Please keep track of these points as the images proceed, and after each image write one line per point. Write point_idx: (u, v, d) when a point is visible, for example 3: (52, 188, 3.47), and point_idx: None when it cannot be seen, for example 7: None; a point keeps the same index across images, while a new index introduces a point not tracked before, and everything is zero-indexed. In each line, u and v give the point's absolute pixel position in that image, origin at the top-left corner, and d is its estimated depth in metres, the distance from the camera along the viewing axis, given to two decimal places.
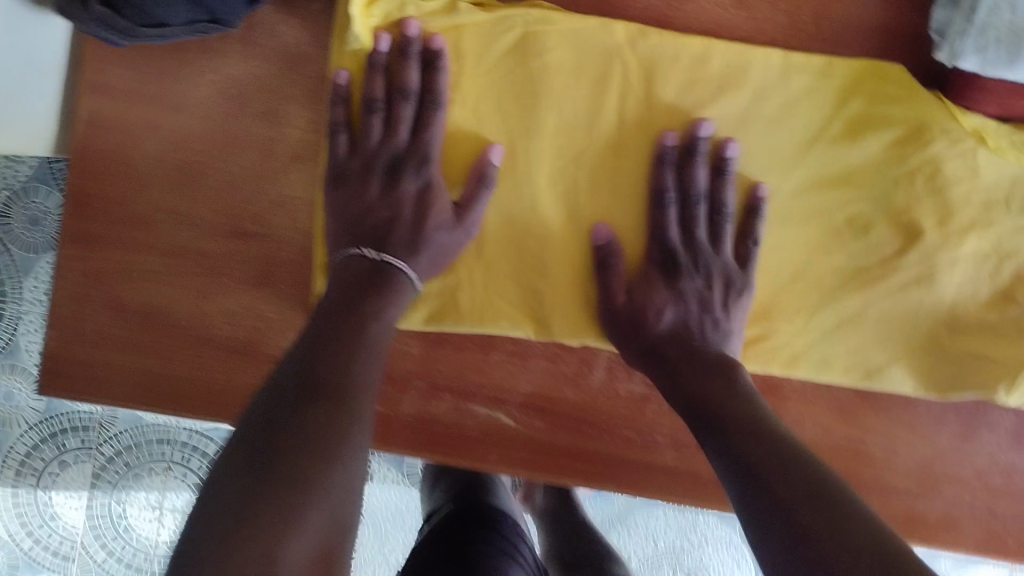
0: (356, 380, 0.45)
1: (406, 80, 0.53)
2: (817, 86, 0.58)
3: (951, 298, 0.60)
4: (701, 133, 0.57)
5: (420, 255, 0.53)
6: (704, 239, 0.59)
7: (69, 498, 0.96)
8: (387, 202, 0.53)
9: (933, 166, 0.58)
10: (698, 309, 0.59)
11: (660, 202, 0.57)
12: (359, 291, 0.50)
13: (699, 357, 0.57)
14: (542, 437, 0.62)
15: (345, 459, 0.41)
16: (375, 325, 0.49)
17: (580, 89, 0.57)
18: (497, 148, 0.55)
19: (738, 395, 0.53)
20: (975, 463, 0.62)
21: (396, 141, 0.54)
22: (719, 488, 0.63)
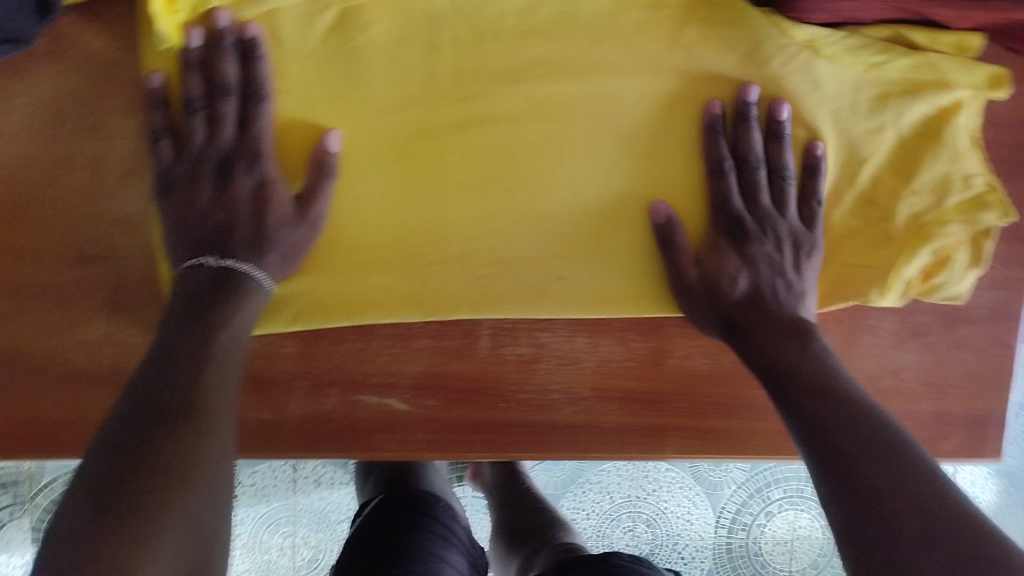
0: (209, 399, 0.46)
1: (224, 74, 0.52)
2: (649, 20, 0.58)
3: None
4: (750, 98, 0.56)
5: (266, 257, 0.52)
6: (768, 204, 0.57)
7: (10, 558, 0.91)
8: (222, 204, 0.52)
9: (776, 84, 0.58)
10: (771, 273, 0.57)
11: (717, 171, 0.57)
12: (207, 303, 0.50)
13: (772, 321, 0.56)
14: (437, 416, 0.61)
15: (202, 485, 0.43)
16: (226, 337, 0.50)
17: (412, 57, 0.56)
18: (335, 134, 0.54)
19: (813, 361, 0.53)
20: (861, 367, 0.64)
21: (223, 138, 0.52)
22: (621, 434, 0.64)
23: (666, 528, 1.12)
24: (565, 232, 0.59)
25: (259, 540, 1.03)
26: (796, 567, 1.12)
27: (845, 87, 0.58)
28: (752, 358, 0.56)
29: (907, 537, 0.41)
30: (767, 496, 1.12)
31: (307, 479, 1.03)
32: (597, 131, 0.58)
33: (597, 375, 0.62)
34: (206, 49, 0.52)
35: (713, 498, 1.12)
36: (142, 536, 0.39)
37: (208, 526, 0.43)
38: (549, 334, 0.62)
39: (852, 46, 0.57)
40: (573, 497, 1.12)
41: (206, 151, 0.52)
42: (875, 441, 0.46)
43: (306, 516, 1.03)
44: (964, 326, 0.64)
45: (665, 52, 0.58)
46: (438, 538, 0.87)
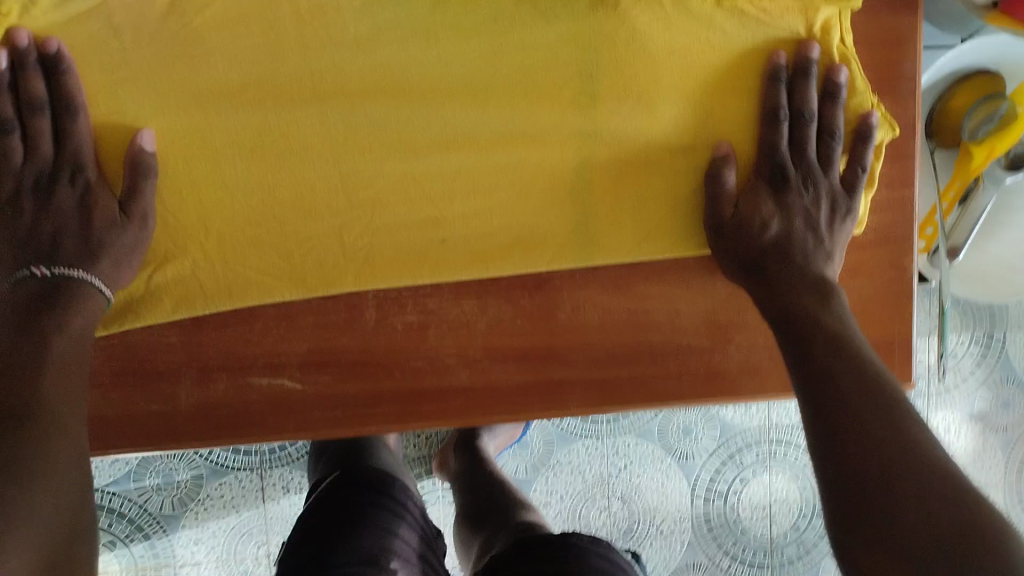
0: (49, 407, 0.48)
1: (34, 92, 0.52)
2: None
3: (688, 151, 0.60)
4: (812, 55, 0.58)
5: (99, 263, 0.54)
6: (814, 157, 0.60)
7: None
8: (47, 216, 0.53)
9: (627, 25, 0.58)
10: (805, 226, 0.59)
11: (773, 119, 0.59)
12: (40, 312, 0.51)
13: (796, 272, 0.58)
14: (329, 391, 0.61)
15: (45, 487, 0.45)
16: (63, 340, 0.51)
17: (254, 35, 0.56)
18: (147, 132, 0.55)
19: (831, 313, 0.55)
20: None
21: (41, 154, 0.53)
22: (521, 395, 0.63)
23: (643, 503, 1.10)
24: (436, 192, 0.60)
25: (233, 551, 0.99)
26: (777, 531, 1.11)
27: (696, 25, 0.59)
28: (770, 305, 0.57)
29: (905, 511, 0.42)
30: (740, 461, 1.11)
31: (276, 486, 1.00)
32: (463, 91, 0.58)
33: (488, 336, 0.62)
34: (12, 66, 0.52)
35: (686, 469, 1.10)
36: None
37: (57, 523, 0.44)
38: (435, 299, 0.61)
39: None
40: (545, 480, 1.09)
41: (26, 167, 0.53)
42: (865, 396, 0.49)
43: (278, 523, 1.00)
44: (854, 252, 0.64)
45: (512, 6, 0.57)
46: (393, 514, 0.87)
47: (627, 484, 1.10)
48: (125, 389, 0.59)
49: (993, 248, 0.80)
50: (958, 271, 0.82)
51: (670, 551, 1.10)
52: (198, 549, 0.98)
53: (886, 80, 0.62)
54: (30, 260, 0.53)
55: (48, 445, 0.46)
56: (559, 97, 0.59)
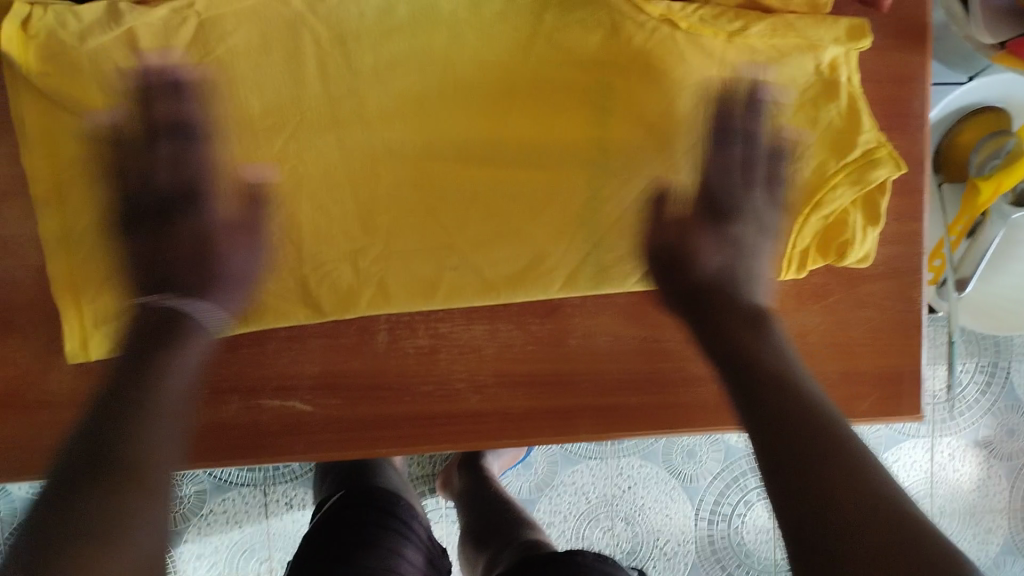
0: (132, 465, 0.40)
1: (183, 113, 0.55)
2: (508, 8, 0.59)
3: (699, 184, 0.61)
4: (761, 93, 0.58)
5: (217, 292, 0.54)
6: (730, 187, 0.58)
7: None
8: (167, 242, 0.54)
9: (639, 60, 0.59)
10: (738, 254, 0.57)
11: (722, 142, 0.58)
12: (161, 326, 0.50)
13: (728, 307, 0.54)
14: (341, 414, 0.62)
15: (131, 549, 0.38)
16: (167, 389, 0.46)
17: (277, 65, 0.58)
18: (267, 166, 0.58)
19: (770, 350, 0.50)
20: None
21: (160, 179, 0.54)
22: (531, 420, 0.63)
23: (647, 524, 1.10)
24: (450, 219, 0.60)
25: (235, 568, 0.99)
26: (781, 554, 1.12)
27: (707, 58, 0.59)
28: (710, 348, 0.52)
29: (866, 546, 0.37)
30: (744, 484, 1.11)
31: (279, 502, 1.00)
32: (482, 122, 0.60)
33: (498, 361, 0.63)
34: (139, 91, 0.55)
35: (690, 492, 1.10)
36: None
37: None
38: (447, 324, 0.62)
39: (708, 16, 0.59)
40: (549, 500, 1.10)
41: (149, 189, 0.54)
42: (815, 429, 0.43)
43: (280, 539, 1.00)
44: (863, 284, 0.65)
45: (527, 42, 0.59)
46: (399, 536, 0.87)
47: (631, 505, 1.10)
48: None
49: (1001, 280, 0.81)
50: (969, 304, 0.83)
51: (673, 573, 1.10)
52: (199, 564, 0.99)
53: (895, 115, 0.63)
54: (153, 289, 0.52)
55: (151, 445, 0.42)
56: (571, 129, 0.60)
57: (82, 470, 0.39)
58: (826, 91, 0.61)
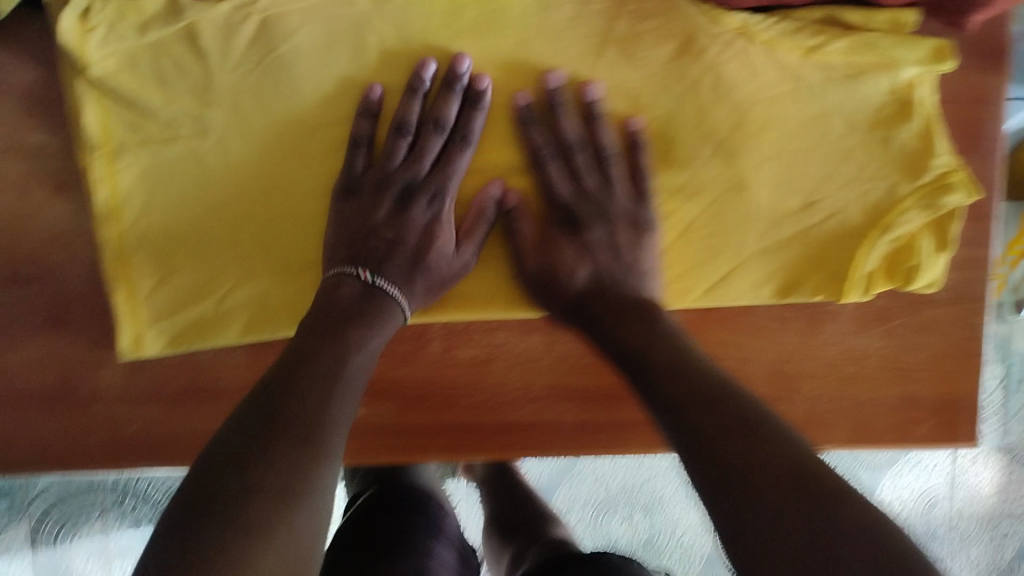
0: (320, 429, 0.47)
1: (443, 112, 0.56)
2: (580, 15, 0.57)
3: (767, 203, 0.60)
4: (590, 97, 0.56)
5: (416, 287, 0.57)
6: (595, 186, 0.59)
7: (14, 560, 0.98)
8: (395, 226, 0.57)
9: (713, 72, 0.57)
10: (610, 256, 0.59)
11: (537, 162, 0.57)
12: (349, 318, 0.54)
13: (614, 301, 0.58)
14: (390, 419, 0.61)
15: (320, 495, 0.44)
16: (352, 369, 0.52)
17: (340, 65, 0.56)
18: (498, 183, 0.58)
19: (663, 338, 0.53)
20: (825, 356, 0.64)
21: (392, 168, 0.57)
22: (584, 431, 0.63)
23: (665, 514, 1.09)
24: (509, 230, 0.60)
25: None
26: None
27: (782, 73, 0.58)
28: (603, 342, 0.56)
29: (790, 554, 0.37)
30: None
31: None
32: (550, 128, 0.58)
33: (552, 373, 0.62)
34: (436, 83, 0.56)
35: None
36: (253, 534, 0.40)
37: (313, 531, 0.43)
38: (502, 333, 0.61)
39: (786, 31, 0.57)
40: (569, 487, 1.08)
41: (374, 173, 0.57)
42: (756, 442, 0.42)
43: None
44: (926, 310, 0.64)
45: (598, 49, 0.57)
46: (432, 537, 0.87)
47: (650, 495, 1.09)
48: (187, 406, 0.60)
49: None
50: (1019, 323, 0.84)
51: (688, 563, 1.11)
52: None
53: (969, 139, 0.61)
54: (359, 261, 0.57)
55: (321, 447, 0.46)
56: (632, 137, 0.57)
57: (275, 428, 0.45)
58: (901, 112, 0.59)
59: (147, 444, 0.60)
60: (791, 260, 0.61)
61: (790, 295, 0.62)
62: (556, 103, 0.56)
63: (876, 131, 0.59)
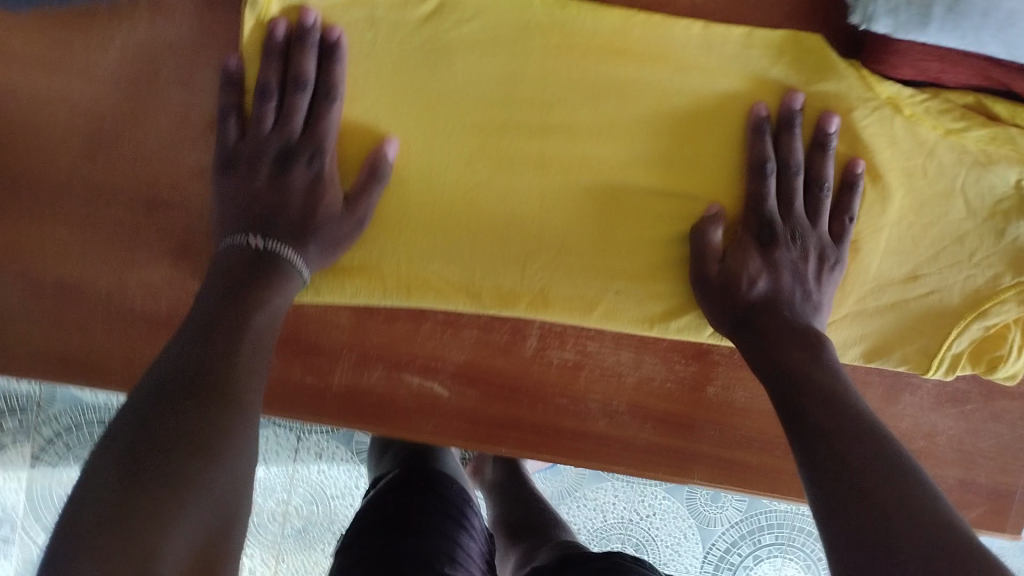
0: (226, 387, 0.45)
1: (303, 70, 0.54)
2: (739, 55, 0.58)
3: (876, 267, 0.63)
4: (830, 128, 0.57)
5: (308, 247, 0.55)
6: (801, 211, 0.58)
7: (9, 480, 0.94)
8: (277, 190, 0.55)
9: (853, 134, 0.59)
10: (792, 281, 0.57)
11: (757, 171, 0.57)
12: (257, 278, 0.52)
13: (786, 325, 0.56)
14: (473, 405, 0.62)
15: (228, 466, 0.43)
16: (261, 325, 0.51)
17: (499, 55, 0.57)
18: (394, 144, 0.57)
19: (820, 368, 0.52)
20: (898, 426, 0.67)
21: (262, 134, 0.55)
22: (653, 455, 0.64)
23: (654, 553, 1.05)
24: (620, 245, 0.60)
25: (253, 503, 1.00)
26: None
27: (918, 147, 0.59)
28: (762, 359, 0.55)
29: (905, 542, 0.39)
30: (757, 539, 1.05)
31: (309, 450, 1.00)
32: (684, 159, 0.59)
33: (634, 392, 0.63)
34: (288, 40, 0.54)
35: (704, 534, 1.04)
36: (166, 506, 0.38)
37: (229, 497, 0.42)
38: (597, 343, 0.63)
39: (934, 109, 0.59)
40: (567, 509, 1.06)
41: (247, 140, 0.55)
42: (877, 461, 0.44)
43: (303, 487, 1.00)
44: (1002, 400, 0.66)
45: (749, 88, 0.59)
46: (456, 522, 0.84)
47: (644, 533, 1.05)
48: (284, 356, 0.61)
49: None
50: None
51: None
52: None
53: None
54: (250, 229, 0.55)
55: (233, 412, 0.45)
56: (850, 177, 0.59)
57: (186, 389, 0.44)
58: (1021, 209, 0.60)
59: None
60: (885, 327, 0.64)
61: (875, 359, 0.65)
62: (793, 122, 0.57)
63: (997, 221, 0.61)
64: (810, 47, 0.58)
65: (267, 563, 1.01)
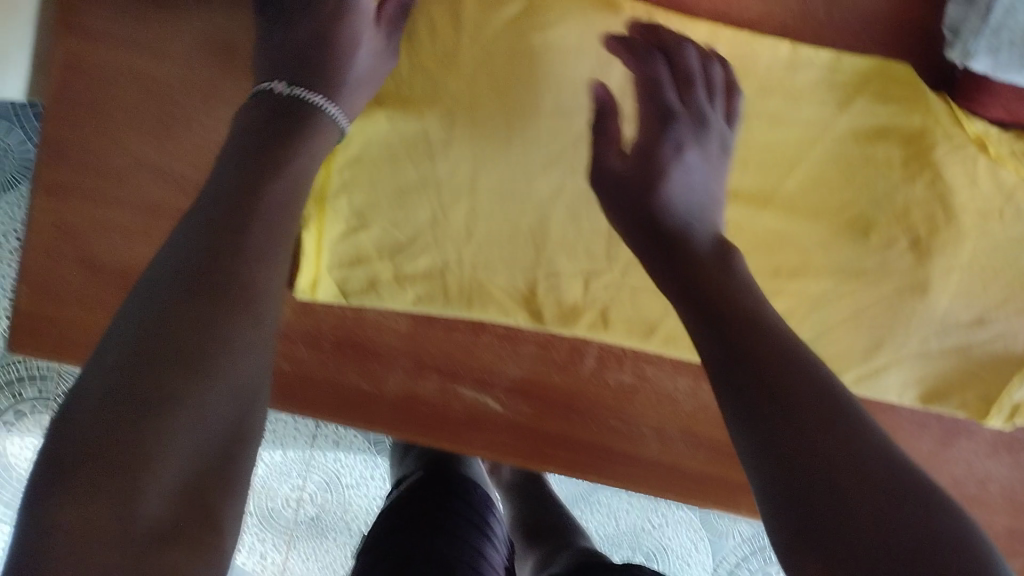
0: (221, 283, 0.38)
1: None
2: (825, 81, 0.57)
3: (944, 306, 0.60)
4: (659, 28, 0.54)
5: (343, 94, 0.51)
6: (704, 100, 0.54)
7: (25, 449, 0.91)
8: (310, 17, 0.52)
9: (934, 171, 0.58)
10: (699, 178, 0.52)
11: (647, 58, 0.53)
12: (283, 130, 0.46)
13: (685, 239, 0.49)
14: (526, 422, 0.61)
15: (224, 396, 0.36)
16: (280, 205, 0.43)
17: (583, 67, 0.56)
18: None
19: (738, 286, 0.45)
20: (951, 469, 0.65)
21: None
22: (704, 484, 0.63)
23: (665, 565, 1.02)
24: None
25: (267, 486, 0.97)
26: None
27: (999, 190, 0.58)
28: (677, 284, 0.47)
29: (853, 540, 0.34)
30: (770, 556, 1.01)
31: (326, 438, 0.97)
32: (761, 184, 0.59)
33: (690, 419, 0.62)
34: None
35: (715, 546, 1.01)
36: (147, 432, 0.33)
37: (233, 409, 0.36)
38: (655, 368, 0.62)
39: (1019, 151, 0.58)
40: (580, 513, 1.02)
41: None
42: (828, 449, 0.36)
43: (319, 472, 0.97)
44: None
45: (834, 114, 0.58)
46: (478, 529, 0.81)
47: (655, 542, 1.02)
48: (342, 360, 0.59)
49: None
50: None
51: None
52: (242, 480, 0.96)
53: None
54: (276, 76, 0.50)
55: (237, 320, 0.38)
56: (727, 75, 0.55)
57: (190, 292, 0.37)
58: None
59: (288, 387, 0.59)
60: (945, 369, 0.63)
61: (935, 403, 0.64)
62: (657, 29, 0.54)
63: None
64: (900, 78, 0.57)
65: (278, 548, 0.98)
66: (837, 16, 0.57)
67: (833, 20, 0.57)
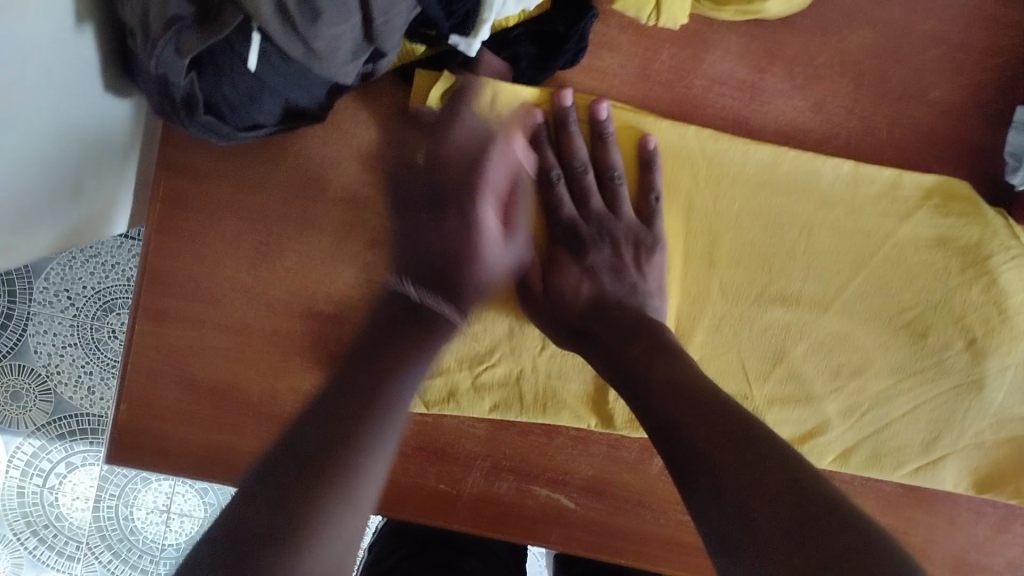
0: (354, 438, 0.43)
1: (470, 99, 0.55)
2: (885, 197, 0.60)
3: (999, 404, 0.62)
4: (601, 116, 0.57)
5: (463, 301, 0.55)
6: (600, 207, 0.59)
7: (76, 499, 0.93)
8: (435, 230, 0.55)
9: (991, 277, 0.60)
10: (611, 278, 0.59)
11: (545, 181, 0.58)
12: (412, 321, 0.53)
13: (617, 328, 0.56)
14: (598, 518, 0.64)
15: (357, 523, 0.41)
16: (405, 368, 0.50)
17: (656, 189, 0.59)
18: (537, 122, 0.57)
19: (661, 360, 0.52)
20: (1006, 554, 0.67)
21: (433, 164, 0.55)
22: None
23: None
24: (753, 368, 0.62)
25: None
26: None
27: None
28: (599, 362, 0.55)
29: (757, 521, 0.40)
30: None
31: None
32: (826, 290, 0.61)
33: None
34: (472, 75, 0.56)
35: None
36: (295, 552, 0.37)
37: (356, 542, 0.41)
38: None
39: None
40: None
41: (418, 172, 0.56)
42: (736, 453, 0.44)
43: None
44: None
45: (895, 225, 0.60)
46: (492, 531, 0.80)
47: None
48: (423, 463, 0.62)
49: None
50: None
51: None
52: None
53: None
54: (407, 277, 0.55)
55: (375, 456, 0.44)
56: (648, 154, 0.58)
57: (339, 421, 0.44)
58: None
59: None
60: (1000, 459, 0.63)
61: (987, 491, 0.63)
62: (568, 121, 0.57)
63: None
64: (959, 193, 0.60)
65: None
66: (897, 134, 0.60)
67: (895, 138, 0.60)
